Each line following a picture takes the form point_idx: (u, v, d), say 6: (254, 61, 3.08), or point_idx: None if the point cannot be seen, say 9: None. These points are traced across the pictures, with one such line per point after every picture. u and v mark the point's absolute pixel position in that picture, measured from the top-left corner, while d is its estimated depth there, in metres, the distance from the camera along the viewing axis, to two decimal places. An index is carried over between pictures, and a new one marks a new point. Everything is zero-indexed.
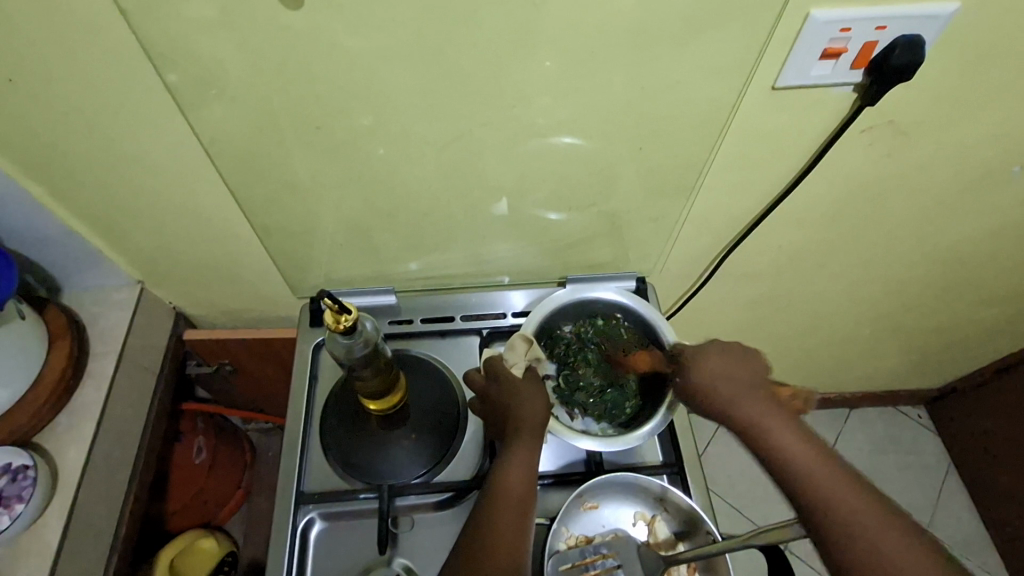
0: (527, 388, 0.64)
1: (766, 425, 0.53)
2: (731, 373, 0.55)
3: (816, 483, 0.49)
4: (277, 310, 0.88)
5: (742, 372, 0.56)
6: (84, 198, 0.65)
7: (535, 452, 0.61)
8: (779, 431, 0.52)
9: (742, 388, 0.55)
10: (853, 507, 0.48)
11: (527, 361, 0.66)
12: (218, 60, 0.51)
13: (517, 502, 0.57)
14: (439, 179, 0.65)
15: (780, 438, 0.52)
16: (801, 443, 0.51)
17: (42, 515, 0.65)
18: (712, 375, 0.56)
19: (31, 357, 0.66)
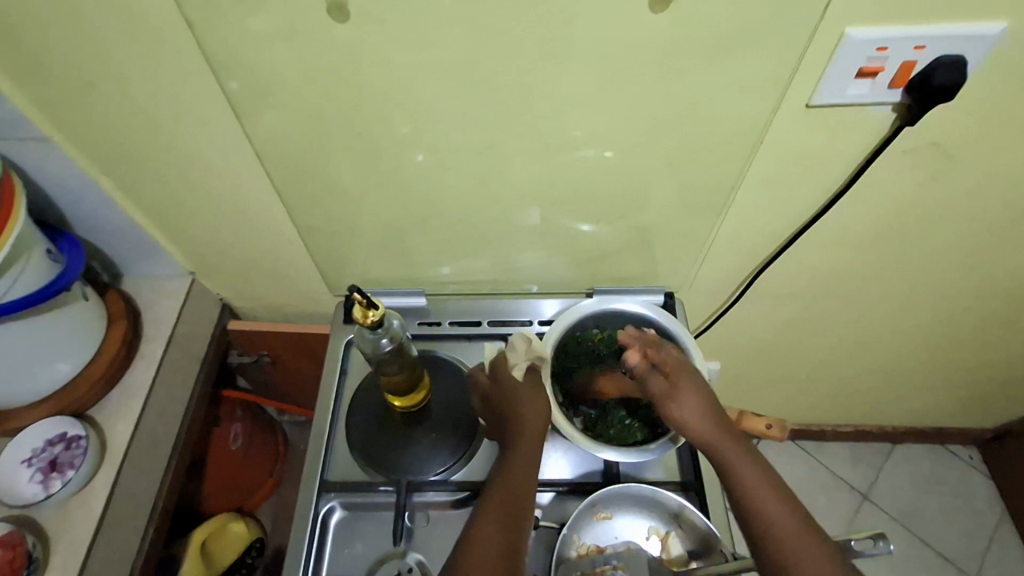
0: (534, 391, 0.66)
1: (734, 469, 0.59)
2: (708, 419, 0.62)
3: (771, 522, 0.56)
4: (315, 307, 0.92)
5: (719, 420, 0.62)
6: (145, 193, 0.70)
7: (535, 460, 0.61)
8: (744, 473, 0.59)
9: (715, 428, 0.62)
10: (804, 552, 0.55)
11: (529, 360, 0.68)
12: (269, 68, 0.54)
13: (513, 504, 0.58)
14: (471, 186, 0.67)
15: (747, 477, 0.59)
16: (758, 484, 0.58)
17: (89, 484, 0.69)
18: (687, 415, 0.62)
19: (90, 334, 0.71)
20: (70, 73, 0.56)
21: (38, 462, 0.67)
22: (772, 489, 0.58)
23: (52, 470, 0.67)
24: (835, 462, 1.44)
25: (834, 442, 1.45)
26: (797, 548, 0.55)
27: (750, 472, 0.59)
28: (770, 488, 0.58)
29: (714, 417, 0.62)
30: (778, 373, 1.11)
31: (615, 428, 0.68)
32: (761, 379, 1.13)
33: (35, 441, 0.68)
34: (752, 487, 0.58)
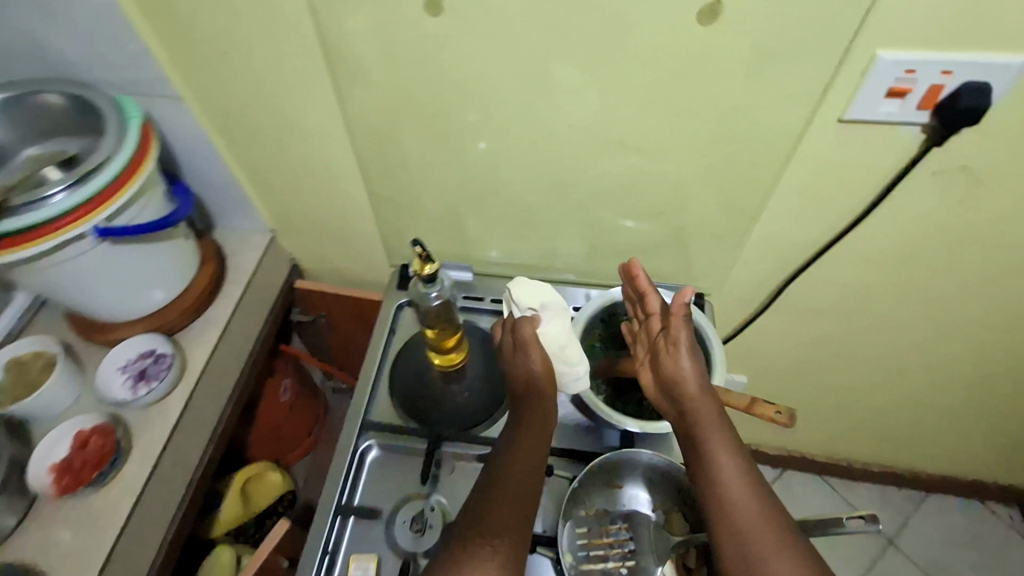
0: (530, 349, 0.69)
1: (709, 440, 0.61)
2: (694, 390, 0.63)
3: (730, 494, 0.58)
4: (373, 274, 1.01)
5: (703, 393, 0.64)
6: (245, 155, 0.81)
7: (532, 461, 0.64)
8: (717, 447, 0.61)
9: (701, 401, 0.63)
10: (752, 529, 0.56)
11: (526, 309, 0.71)
12: (367, 51, 0.64)
13: (528, 480, 0.62)
14: (526, 171, 0.75)
15: (717, 449, 0.60)
16: (729, 458, 0.60)
17: (168, 396, 0.76)
18: (677, 383, 0.64)
19: (186, 268, 0.81)
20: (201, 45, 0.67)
21: (130, 370, 0.75)
22: (741, 466, 0.60)
23: (140, 379, 0.75)
24: (861, 502, 1.41)
25: (862, 480, 1.42)
26: (745, 523, 0.57)
27: (723, 445, 0.61)
28: (738, 463, 0.60)
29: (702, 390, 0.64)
30: (804, 394, 1.13)
31: (632, 407, 0.74)
32: (788, 399, 1.15)
33: (130, 354, 0.77)
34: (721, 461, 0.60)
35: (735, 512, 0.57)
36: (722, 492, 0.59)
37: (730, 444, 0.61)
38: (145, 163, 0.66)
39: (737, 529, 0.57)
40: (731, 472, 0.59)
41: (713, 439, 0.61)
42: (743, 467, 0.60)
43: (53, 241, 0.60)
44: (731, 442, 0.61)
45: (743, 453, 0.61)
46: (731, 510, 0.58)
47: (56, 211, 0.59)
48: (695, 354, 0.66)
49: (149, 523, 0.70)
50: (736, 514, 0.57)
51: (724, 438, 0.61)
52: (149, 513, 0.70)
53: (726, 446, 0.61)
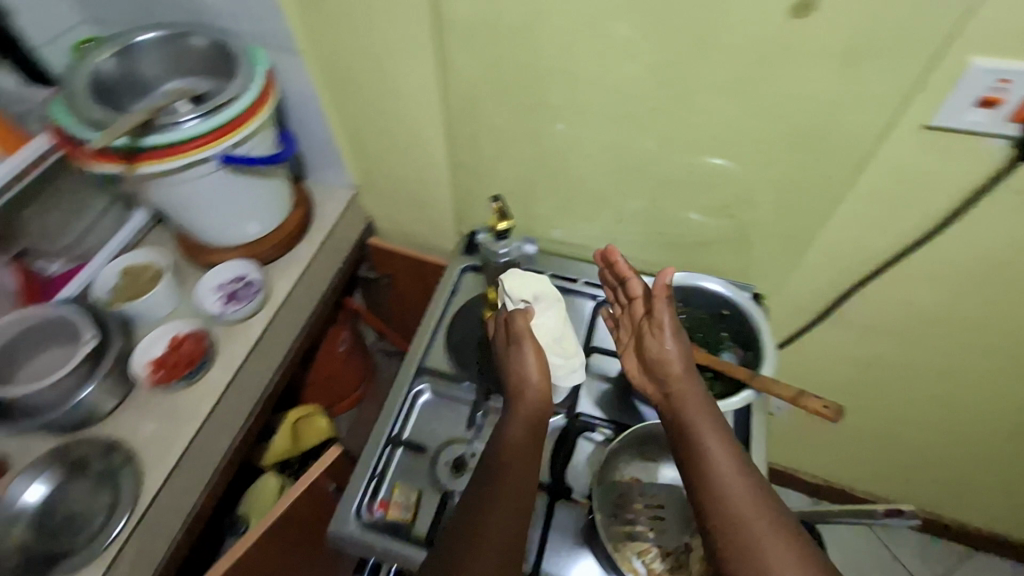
0: (522, 343, 0.69)
1: (692, 418, 0.60)
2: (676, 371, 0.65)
3: (714, 469, 0.56)
4: (440, 241, 1.08)
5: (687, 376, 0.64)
6: (344, 112, 0.88)
7: (526, 464, 0.61)
8: (701, 424, 0.60)
9: (684, 383, 0.64)
10: (738, 503, 0.53)
11: (519, 302, 0.72)
12: (472, 20, 0.70)
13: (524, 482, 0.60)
14: (603, 145, 0.81)
15: (700, 425, 0.59)
16: (712, 435, 0.58)
17: (251, 317, 0.84)
18: (662, 363, 0.66)
19: (280, 207, 0.89)
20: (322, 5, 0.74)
21: (223, 290, 0.85)
22: (726, 444, 0.58)
23: (230, 299, 0.84)
24: (902, 551, 1.34)
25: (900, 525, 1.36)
26: (729, 497, 0.54)
27: (707, 424, 0.59)
28: (724, 442, 0.58)
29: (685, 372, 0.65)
30: (852, 419, 1.10)
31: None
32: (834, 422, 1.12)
33: (222, 278, 0.86)
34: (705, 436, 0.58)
35: (720, 487, 0.54)
36: (705, 468, 0.56)
37: (715, 424, 0.59)
38: (265, 104, 0.73)
39: (719, 506, 0.54)
40: (715, 448, 0.57)
41: (696, 417, 0.60)
42: (729, 447, 0.58)
43: (187, 158, 0.68)
44: (716, 422, 0.60)
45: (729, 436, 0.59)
46: (713, 484, 0.55)
47: (192, 133, 0.68)
48: (680, 338, 0.67)
49: (221, 426, 0.78)
50: (719, 490, 0.54)
51: (707, 417, 0.60)
52: (223, 416, 0.78)
53: (709, 424, 0.59)
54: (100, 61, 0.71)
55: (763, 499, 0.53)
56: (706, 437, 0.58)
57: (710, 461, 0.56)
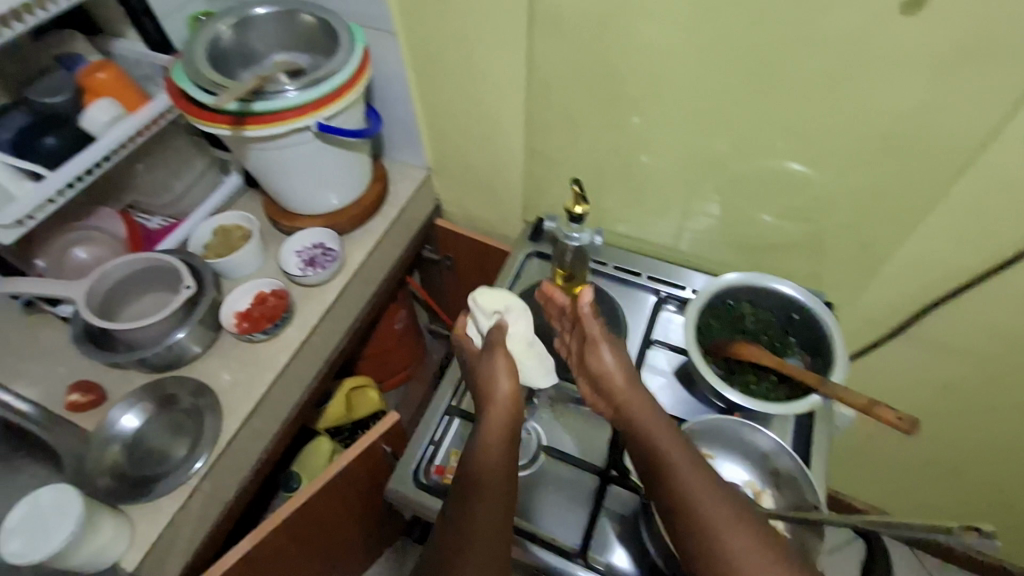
0: (494, 351, 0.64)
1: (642, 427, 0.55)
2: (617, 380, 0.59)
3: (678, 480, 0.51)
4: (506, 226, 1.10)
5: (628, 384, 0.59)
6: (428, 94, 0.92)
7: (503, 487, 0.56)
8: (654, 431, 0.54)
9: (628, 391, 0.58)
10: (711, 513, 0.48)
11: (492, 315, 0.70)
12: (566, 7, 0.72)
13: (501, 502, 0.55)
14: (684, 139, 0.81)
15: (654, 432, 0.54)
16: (667, 440, 0.53)
17: (327, 283, 0.88)
18: (606, 376, 0.60)
19: (360, 181, 0.94)
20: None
21: (303, 256, 0.90)
22: (684, 447, 0.53)
23: (309, 265, 0.89)
24: None
25: (956, 564, 1.29)
26: (701, 507, 0.49)
27: (660, 429, 0.54)
28: (681, 444, 0.53)
29: (626, 380, 0.59)
30: (915, 447, 1.05)
31: (740, 385, 0.75)
32: (895, 447, 1.08)
33: (304, 243, 0.92)
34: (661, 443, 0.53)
35: (690, 500, 0.49)
36: (667, 480, 0.51)
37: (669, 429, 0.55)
38: (360, 79, 0.77)
39: (692, 521, 0.49)
40: (673, 454, 0.52)
41: (647, 424, 0.55)
42: (687, 449, 0.53)
43: (288, 125, 0.73)
44: (670, 427, 0.55)
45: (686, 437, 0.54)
46: (680, 496, 0.50)
47: (294, 102, 0.72)
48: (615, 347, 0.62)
49: (292, 380, 0.83)
50: (687, 502, 0.50)
51: (658, 422, 0.55)
52: (296, 371, 0.83)
53: (662, 429, 0.54)
54: (220, 29, 0.77)
55: (728, 499, 0.49)
56: (663, 444, 0.53)
57: (673, 471, 0.51)
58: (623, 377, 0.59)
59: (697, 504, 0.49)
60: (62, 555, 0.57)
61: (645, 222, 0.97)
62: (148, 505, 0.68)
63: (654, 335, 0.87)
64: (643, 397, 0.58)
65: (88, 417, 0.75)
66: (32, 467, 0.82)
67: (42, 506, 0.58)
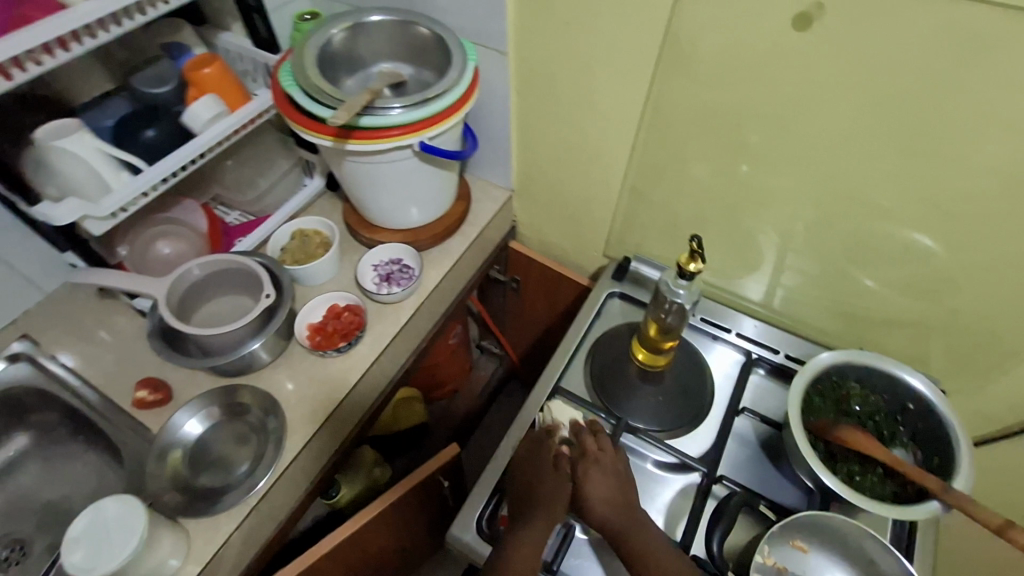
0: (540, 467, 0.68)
1: (635, 546, 0.60)
2: (604, 501, 0.63)
3: None
4: (583, 257, 1.06)
5: (614, 502, 0.63)
6: (529, 118, 0.88)
7: None
8: (646, 551, 0.59)
9: (617, 511, 0.62)
10: None
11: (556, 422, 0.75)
12: (705, 48, 0.68)
13: None
14: (804, 195, 0.76)
15: (647, 552, 0.59)
16: (659, 560, 0.59)
17: (402, 302, 0.85)
18: (596, 498, 0.63)
19: (445, 200, 0.91)
20: (549, 15, 0.74)
21: (381, 271, 0.88)
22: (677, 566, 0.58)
23: (386, 281, 0.87)
24: None
25: None
26: None
27: (652, 548, 0.59)
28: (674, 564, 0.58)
29: (614, 498, 0.63)
30: None
31: (843, 474, 0.68)
32: None
33: (381, 258, 0.89)
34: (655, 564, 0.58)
35: None
36: None
37: (659, 546, 0.60)
38: (467, 102, 0.73)
39: None
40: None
41: (638, 542, 0.60)
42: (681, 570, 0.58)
43: (392, 143, 0.70)
44: (661, 544, 0.60)
45: (677, 555, 0.59)
46: None
47: (400, 119, 0.69)
48: (605, 467, 0.66)
49: (358, 400, 0.80)
50: None
51: (648, 540, 0.60)
52: (362, 391, 0.80)
53: (654, 549, 0.59)
54: (332, 33, 0.75)
55: None
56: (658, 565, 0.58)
57: None
58: (612, 496, 0.63)
59: None
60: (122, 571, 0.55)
61: (737, 274, 0.92)
62: (206, 520, 0.65)
63: (742, 402, 0.80)
64: (631, 513, 0.62)
65: (153, 417, 0.73)
66: (88, 453, 0.81)
67: (106, 515, 0.56)
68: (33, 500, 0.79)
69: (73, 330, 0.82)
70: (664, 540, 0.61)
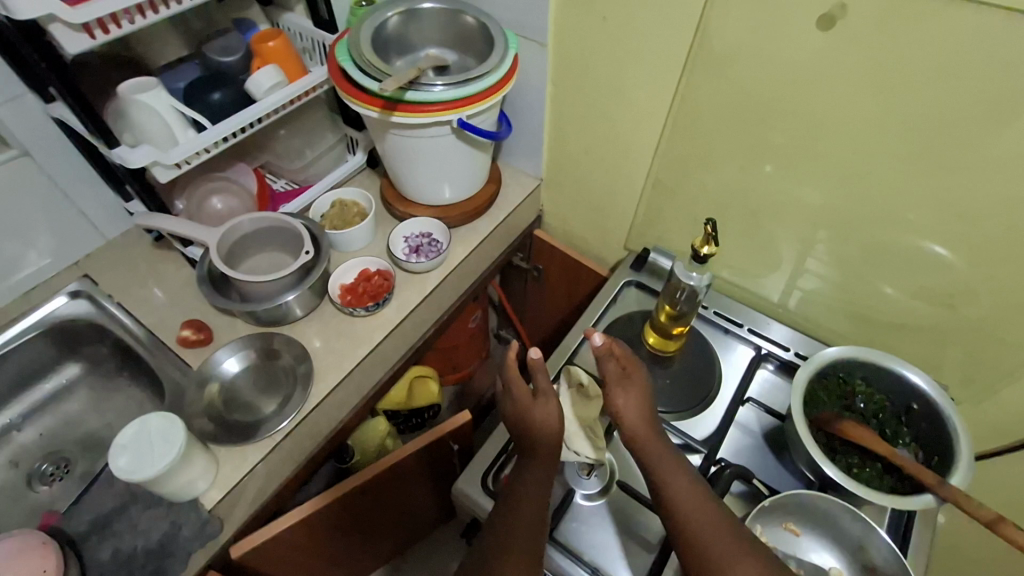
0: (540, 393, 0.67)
1: (651, 457, 0.64)
2: (626, 413, 0.66)
3: (682, 509, 0.60)
4: (605, 249, 1.09)
5: (636, 415, 0.66)
6: (563, 109, 0.93)
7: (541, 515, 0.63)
8: (660, 461, 0.63)
9: (637, 422, 0.66)
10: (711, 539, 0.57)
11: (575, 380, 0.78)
12: (734, 47, 0.72)
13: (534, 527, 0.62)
14: (822, 196, 0.79)
15: (662, 463, 0.63)
16: (672, 471, 0.62)
17: (429, 272, 0.90)
18: (621, 409, 0.66)
19: (477, 181, 0.96)
20: (588, 10, 0.78)
21: (411, 242, 0.93)
22: (688, 477, 0.62)
23: (415, 252, 0.92)
24: None
25: None
26: (703, 534, 0.57)
27: (667, 459, 0.63)
28: (686, 476, 0.62)
29: (637, 411, 0.66)
30: None
31: (841, 465, 0.69)
32: None
33: (413, 230, 0.95)
34: (668, 474, 0.62)
35: (694, 525, 0.58)
36: (671, 504, 0.60)
37: (673, 460, 0.63)
38: (506, 85, 0.78)
39: (693, 544, 0.58)
40: (680, 486, 0.61)
41: (653, 454, 0.64)
42: (691, 481, 0.61)
43: (433, 117, 0.76)
44: (675, 457, 0.64)
45: (689, 468, 0.63)
46: (683, 522, 0.59)
47: (443, 96, 0.75)
48: (631, 382, 0.69)
49: (381, 358, 0.85)
50: (688, 526, 0.58)
51: (664, 453, 0.64)
52: (386, 350, 0.85)
53: (668, 460, 0.63)
54: (388, 16, 0.81)
55: (726, 524, 0.58)
56: (670, 475, 0.62)
57: (677, 500, 0.60)
58: (636, 408, 0.67)
59: (697, 529, 0.58)
60: (157, 481, 0.61)
61: (752, 272, 0.94)
62: (235, 450, 0.70)
63: (748, 392, 0.82)
64: (651, 426, 0.66)
65: (194, 355, 0.80)
66: (132, 388, 0.88)
67: (149, 428, 0.62)
68: (79, 427, 0.86)
69: (128, 274, 0.89)
70: (679, 456, 0.64)
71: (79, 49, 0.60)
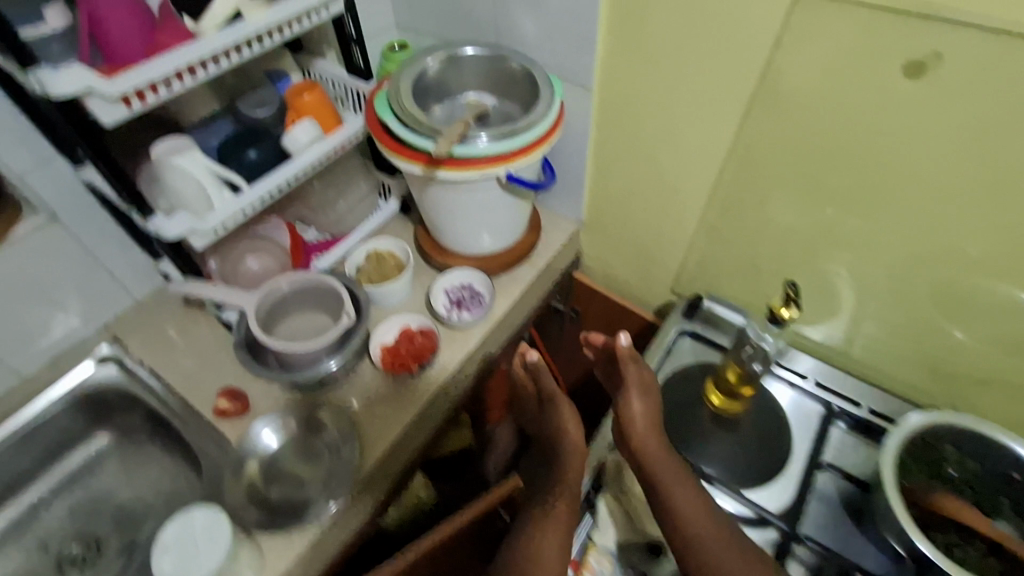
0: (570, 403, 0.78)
1: (655, 461, 0.67)
2: (636, 418, 0.71)
3: (680, 509, 0.64)
4: (649, 293, 1.04)
5: (643, 420, 0.71)
6: (607, 152, 0.89)
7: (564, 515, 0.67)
8: (662, 465, 0.67)
9: (644, 427, 0.70)
10: (702, 536, 0.62)
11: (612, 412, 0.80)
12: (801, 90, 0.67)
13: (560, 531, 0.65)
14: (896, 245, 0.73)
15: (663, 465, 0.67)
16: (672, 475, 0.66)
17: (472, 327, 0.86)
18: (631, 414, 0.71)
19: (517, 228, 0.91)
20: (639, 53, 0.75)
21: (452, 295, 0.89)
22: (686, 480, 0.66)
23: (457, 306, 0.87)
24: None
25: None
26: (695, 531, 0.62)
27: (668, 463, 0.67)
28: (684, 479, 0.66)
29: (644, 416, 0.71)
30: None
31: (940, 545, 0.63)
32: None
33: (453, 282, 0.90)
34: (668, 476, 0.66)
35: (689, 524, 0.63)
36: (669, 504, 0.65)
37: (674, 463, 0.68)
38: (553, 135, 0.74)
39: (686, 539, 0.63)
40: (678, 488, 0.65)
41: (657, 458, 0.67)
42: (688, 484, 0.66)
43: (478, 172, 0.71)
44: (677, 463, 0.68)
45: (687, 472, 0.68)
46: (681, 520, 0.63)
47: (488, 150, 0.70)
48: (641, 389, 0.74)
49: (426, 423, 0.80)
50: (682, 524, 0.63)
51: (667, 458, 0.68)
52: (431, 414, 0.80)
53: (670, 464, 0.67)
54: (428, 64, 0.78)
55: (717, 524, 0.63)
56: (672, 480, 0.66)
57: (674, 500, 0.65)
58: (643, 414, 0.71)
59: (691, 527, 0.63)
60: None
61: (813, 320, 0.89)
62: (279, 536, 0.66)
63: (823, 456, 0.76)
64: (656, 431, 0.70)
65: (230, 427, 0.75)
66: (163, 458, 0.83)
67: (194, 525, 0.57)
68: (109, 500, 0.82)
69: (158, 336, 0.85)
70: (679, 461, 0.69)
71: (116, 120, 0.56)
